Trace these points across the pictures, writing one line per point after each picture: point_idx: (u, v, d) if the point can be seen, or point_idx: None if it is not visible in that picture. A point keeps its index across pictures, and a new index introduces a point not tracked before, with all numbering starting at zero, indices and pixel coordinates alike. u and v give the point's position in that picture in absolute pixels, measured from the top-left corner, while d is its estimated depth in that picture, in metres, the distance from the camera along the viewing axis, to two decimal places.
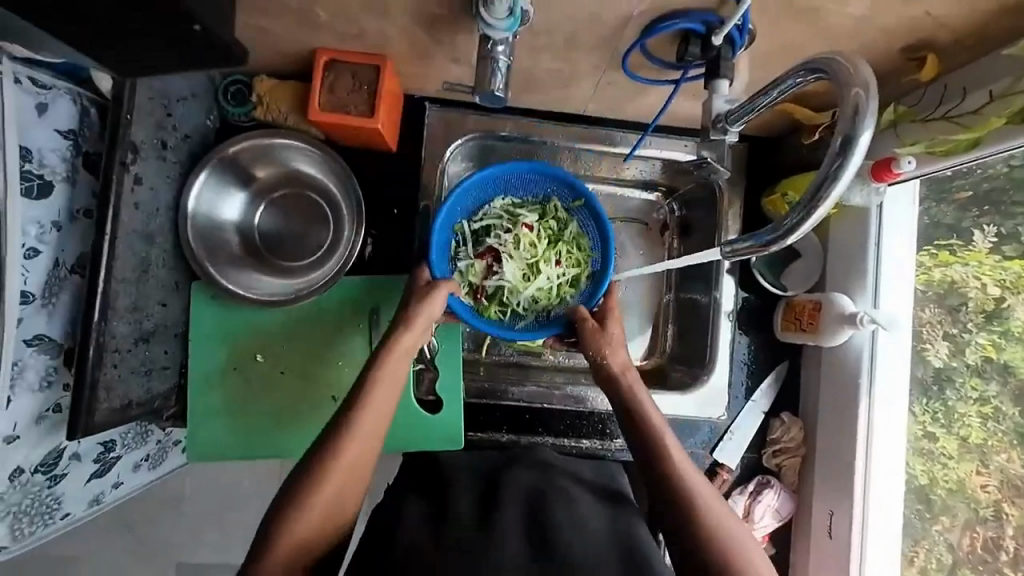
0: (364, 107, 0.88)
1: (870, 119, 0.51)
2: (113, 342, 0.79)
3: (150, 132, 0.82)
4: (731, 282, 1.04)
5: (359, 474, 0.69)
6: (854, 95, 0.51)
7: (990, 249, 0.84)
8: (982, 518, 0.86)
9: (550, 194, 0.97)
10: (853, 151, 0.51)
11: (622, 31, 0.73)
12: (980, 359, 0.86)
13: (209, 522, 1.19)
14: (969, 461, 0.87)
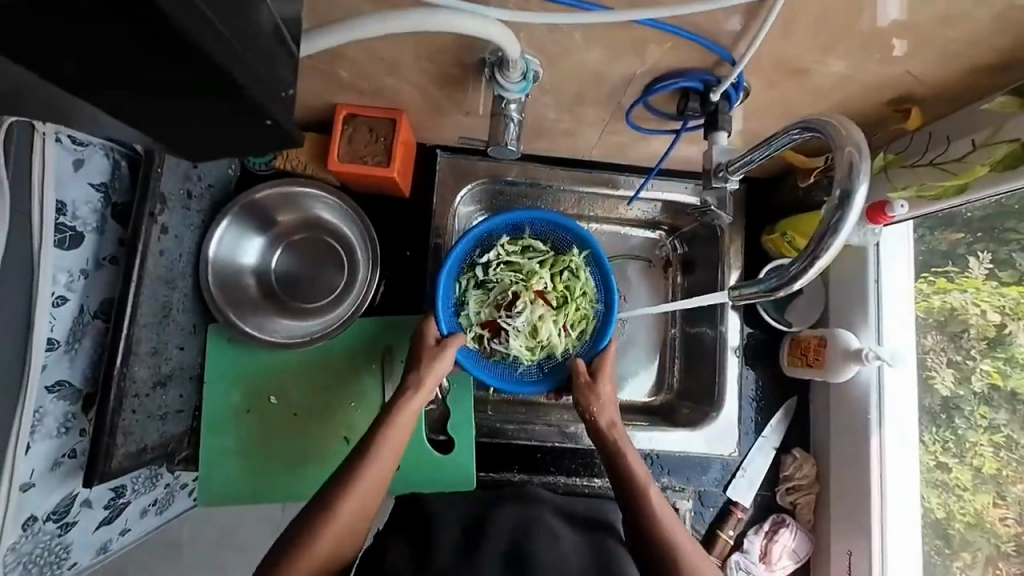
0: (380, 157, 0.93)
1: (865, 176, 0.54)
2: (134, 387, 0.81)
3: (177, 184, 0.87)
4: (736, 318, 1.06)
5: (369, 503, 0.75)
6: (847, 153, 0.55)
7: (986, 275, 0.86)
8: (1005, 554, 0.85)
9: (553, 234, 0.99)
10: (851, 205, 0.55)
11: (626, 88, 0.78)
12: (987, 386, 0.87)
13: (212, 568, 1.17)
14: (986, 493, 0.87)
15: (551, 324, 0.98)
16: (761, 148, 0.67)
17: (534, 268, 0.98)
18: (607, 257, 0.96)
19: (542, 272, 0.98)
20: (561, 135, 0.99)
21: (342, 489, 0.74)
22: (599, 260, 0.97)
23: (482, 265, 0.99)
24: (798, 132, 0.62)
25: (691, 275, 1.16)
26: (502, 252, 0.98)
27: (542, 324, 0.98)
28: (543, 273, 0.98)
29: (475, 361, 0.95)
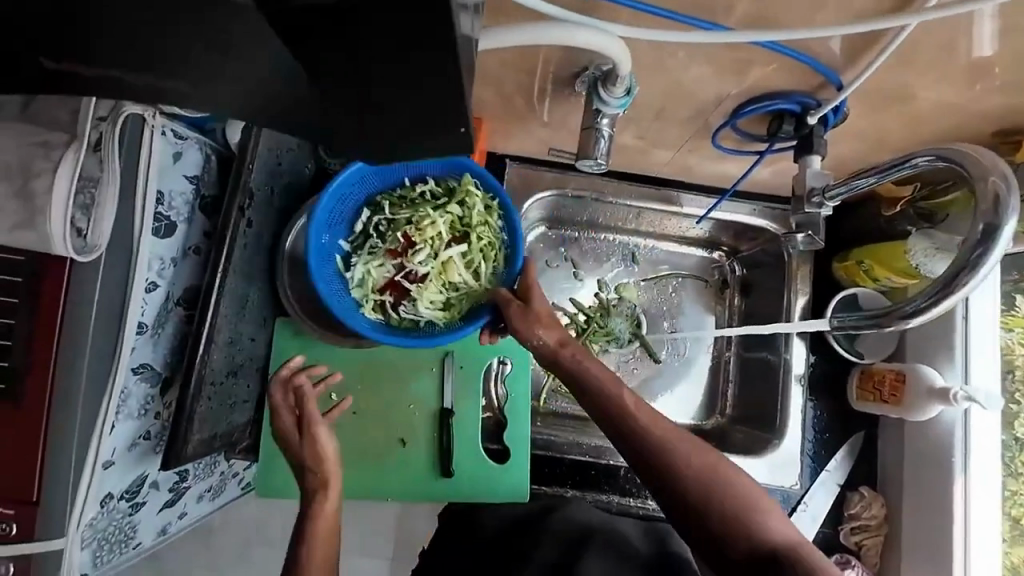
0: (458, 164, 0.95)
1: (1012, 209, 0.55)
2: (210, 374, 0.82)
3: (263, 180, 0.89)
4: (802, 346, 1.04)
5: (332, 538, 0.82)
6: (992, 184, 0.56)
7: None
8: None
9: (438, 179, 0.96)
10: (995, 241, 0.56)
11: (717, 106, 0.77)
12: None
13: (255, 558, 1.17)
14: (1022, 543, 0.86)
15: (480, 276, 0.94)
16: (881, 172, 0.68)
17: (418, 211, 0.94)
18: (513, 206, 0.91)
19: (427, 210, 0.93)
20: (633, 151, 1.00)
21: (307, 530, 0.81)
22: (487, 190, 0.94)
23: (365, 229, 0.96)
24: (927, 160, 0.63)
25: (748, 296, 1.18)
26: (371, 210, 0.96)
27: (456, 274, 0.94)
28: (434, 211, 0.94)
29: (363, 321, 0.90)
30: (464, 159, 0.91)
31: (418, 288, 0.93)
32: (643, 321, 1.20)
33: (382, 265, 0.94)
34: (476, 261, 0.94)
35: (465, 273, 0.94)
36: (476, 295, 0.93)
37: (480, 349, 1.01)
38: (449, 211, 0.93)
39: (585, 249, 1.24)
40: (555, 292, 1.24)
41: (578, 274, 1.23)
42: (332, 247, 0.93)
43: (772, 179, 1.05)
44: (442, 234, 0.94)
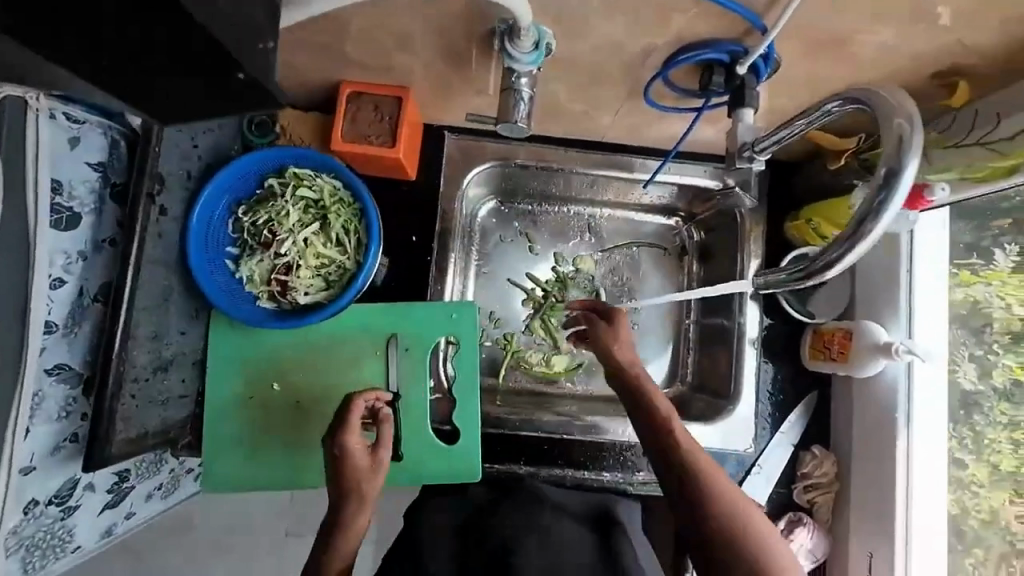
0: (386, 137, 0.89)
1: (916, 151, 0.51)
2: (132, 372, 0.79)
3: (175, 164, 0.84)
4: (755, 310, 1.02)
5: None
6: (898, 125, 0.52)
7: (1011, 268, 0.85)
8: (1018, 550, 0.85)
9: (266, 177, 0.92)
10: (897, 185, 0.51)
11: (645, 60, 0.73)
12: (1009, 381, 0.87)
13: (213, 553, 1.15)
14: (1003, 489, 0.86)
15: (358, 235, 0.91)
16: (801, 120, 0.64)
17: (273, 205, 0.90)
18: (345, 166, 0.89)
19: (281, 203, 0.90)
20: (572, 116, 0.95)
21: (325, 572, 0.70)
22: (318, 169, 0.91)
23: (242, 230, 0.92)
24: (844, 102, 0.59)
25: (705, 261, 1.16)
26: (243, 214, 0.92)
27: (339, 244, 0.91)
28: (287, 201, 0.90)
29: (253, 315, 0.88)
30: (311, 152, 0.89)
31: (293, 278, 0.89)
32: (602, 291, 1.19)
33: (263, 259, 0.90)
34: (337, 237, 0.91)
35: (347, 239, 0.91)
36: (359, 254, 0.90)
37: (426, 330, 0.98)
38: (258, 212, 0.91)
39: (540, 222, 1.21)
40: (510, 268, 1.21)
41: (533, 249, 1.21)
42: (218, 250, 0.91)
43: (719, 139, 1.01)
44: (302, 219, 0.90)
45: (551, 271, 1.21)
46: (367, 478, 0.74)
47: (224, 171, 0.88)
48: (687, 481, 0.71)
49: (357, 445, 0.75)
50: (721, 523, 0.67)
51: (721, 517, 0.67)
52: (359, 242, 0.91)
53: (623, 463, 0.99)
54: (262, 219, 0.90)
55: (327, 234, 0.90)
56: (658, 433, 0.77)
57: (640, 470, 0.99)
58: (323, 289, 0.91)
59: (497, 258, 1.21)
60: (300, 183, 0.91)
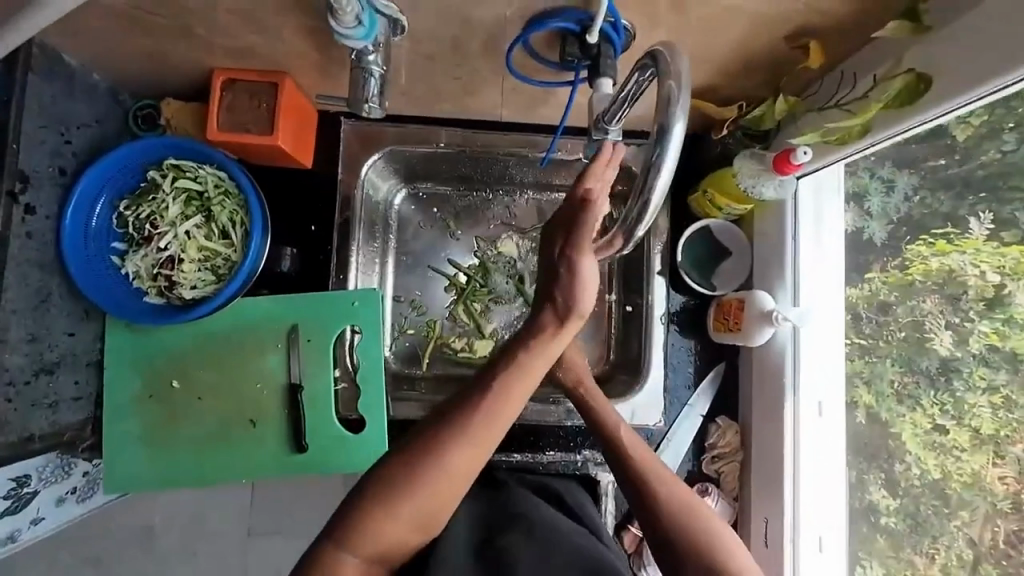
0: (263, 123, 0.87)
1: (682, 110, 0.53)
2: (5, 375, 0.77)
3: (44, 161, 0.82)
4: (663, 283, 1.00)
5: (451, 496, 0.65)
6: (668, 88, 0.54)
7: (987, 236, 0.70)
8: (1002, 511, 0.70)
9: (146, 170, 0.90)
10: (667, 140, 0.54)
11: (503, 34, 0.72)
12: (984, 348, 0.72)
13: None
14: (985, 452, 0.72)
15: (245, 227, 0.91)
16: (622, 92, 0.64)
17: (154, 199, 0.89)
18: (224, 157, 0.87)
19: (161, 196, 0.89)
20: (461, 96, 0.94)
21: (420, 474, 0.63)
22: (197, 160, 0.90)
23: (125, 226, 0.91)
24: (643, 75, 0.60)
25: None
26: (124, 210, 0.90)
27: (225, 237, 0.90)
28: (168, 194, 0.89)
29: (139, 312, 0.87)
30: (186, 142, 0.87)
31: (177, 273, 0.88)
32: (525, 276, 1.20)
33: (146, 255, 0.89)
34: (222, 229, 0.90)
35: (233, 231, 0.90)
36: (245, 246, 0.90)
37: (328, 320, 0.97)
38: (139, 206, 0.89)
39: (459, 207, 1.21)
40: (430, 254, 1.20)
41: (452, 233, 1.20)
42: (101, 247, 0.89)
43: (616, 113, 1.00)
44: (185, 212, 0.89)
45: (472, 257, 1.20)
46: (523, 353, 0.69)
47: (98, 166, 0.86)
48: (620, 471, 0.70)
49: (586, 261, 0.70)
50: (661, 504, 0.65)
51: (656, 506, 0.65)
52: (245, 234, 0.91)
53: (530, 443, 1.03)
54: (145, 213, 0.89)
55: (212, 227, 0.90)
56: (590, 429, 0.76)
57: (547, 449, 1.02)
58: (209, 283, 0.90)
59: (417, 244, 1.20)
60: (180, 175, 0.89)
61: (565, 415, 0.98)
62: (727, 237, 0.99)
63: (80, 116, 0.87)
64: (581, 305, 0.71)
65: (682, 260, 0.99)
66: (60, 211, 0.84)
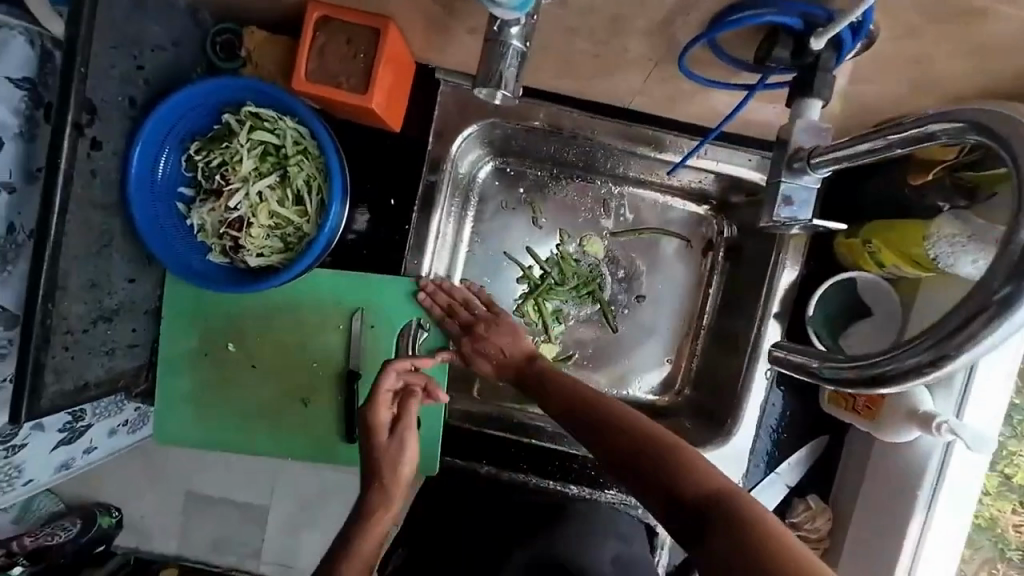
0: (358, 81, 0.74)
1: None
2: (64, 324, 0.72)
3: (114, 90, 0.72)
4: (778, 329, 0.89)
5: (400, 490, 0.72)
6: None
7: None
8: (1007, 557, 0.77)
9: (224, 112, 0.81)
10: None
11: (682, 17, 0.54)
12: None
13: (198, 479, 1.21)
14: (1008, 499, 0.75)
15: (321, 196, 0.81)
16: (888, 139, 0.49)
17: (228, 147, 0.80)
18: (310, 113, 0.76)
19: (236, 146, 0.79)
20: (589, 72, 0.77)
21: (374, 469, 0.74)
22: (278, 110, 0.79)
23: (195, 172, 0.82)
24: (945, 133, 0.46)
25: (734, 259, 1.03)
26: (195, 154, 0.81)
27: (299, 203, 0.81)
28: (244, 144, 0.79)
29: (202, 271, 0.81)
30: (267, 89, 0.75)
31: (245, 236, 0.80)
32: (607, 281, 1.06)
33: (214, 209, 0.81)
34: (297, 194, 0.81)
35: (308, 198, 0.81)
36: (319, 218, 0.81)
37: (395, 308, 0.88)
38: (213, 153, 0.81)
39: (550, 193, 1.05)
40: (508, 240, 1.05)
41: (537, 222, 1.05)
42: (167, 192, 0.81)
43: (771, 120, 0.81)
44: (259, 168, 0.80)
45: (554, 250, 1.05)
46: (393, 464, 0.73)
47: (174, 101, 0.76)
48: (652, 469, 0.65)
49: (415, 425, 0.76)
50: (715, 503, 0.58)
51: (671, 474, 0.63)
52: (320, 204, 0.81)
53: (591, 478, 0.91)
54: (219, 162, 0.81)
55: (287, 190, 0.81)
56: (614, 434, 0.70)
57: (608, 488, 0.91)
58: (277, 251, 0.82)
59: (496, 227, 1.05)
60: (258, 125, 0.79)
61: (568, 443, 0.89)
62: (874, 295, 0.83)
63: (156, 39, 0.75)
64: (406, 415, 0.76)
65: (813, 316, 0.84)
66: (127, 148, 0.75)
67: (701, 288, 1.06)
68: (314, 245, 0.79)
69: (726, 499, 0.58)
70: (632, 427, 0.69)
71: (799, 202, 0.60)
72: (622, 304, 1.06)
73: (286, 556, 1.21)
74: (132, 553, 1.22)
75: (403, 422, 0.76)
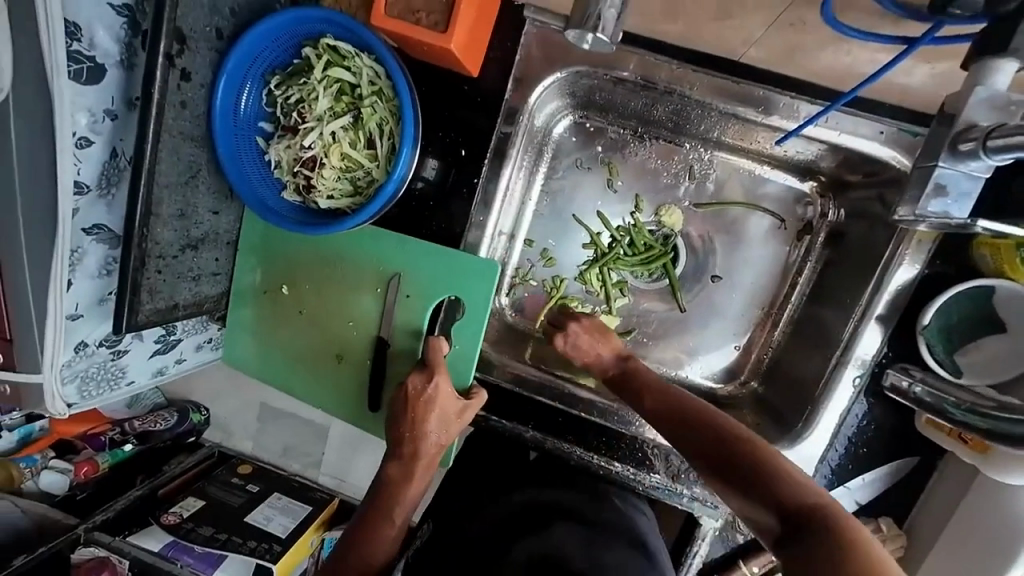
0: (439, 17, 0.69)
1: None
2: (157, 249, 0.77)
3: (202, 19, 0.72)
4: (880, 333, 0.78)
5: (427, 470, 0.81)
6: None
7: None
8: None
9: (304, 46, 0.80)
10: None
11: None
12: None
13: (268, 396, 1.33)
14: None
15: (393, 140, 0.79)
16: None
17: (306, 83, 0.79)
18: (387, 49, 0.72)
19: (312, 82, 0.78)
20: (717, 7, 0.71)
21: (404, 446, 0.81)
22: (357, 47, 0.77)
23: (276, 107, 0.83)
24: None
25: (834, 247, 0.90)
26: (276, 89, 0.81)
27: (371, 146, 0.80)
28: (319, 80, 0.78)
29: (277, 208, 0.83)
30: (348, 21, 0.72)
31: (318, 176, 0.80)
32: (680, 256, 0.97)
33: (291, 147, 0.81)
34: (369, 138, 0.79)
35: (379, 142, 0.79)
36: (389, 164, 0.80)
37: (438, 272, 0.86)
38: (291, 88, 0.80)
39: (631, 154, 0.96)
40: (578, 201, 0.99)
41: (612, 186, 0.97)
42: (248, 126, 0.82)
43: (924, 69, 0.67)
44: (334, 107, 0.79)
45: (627, 218, 0.98)
46: (419, 430, 0.80)
47: (257, 30, 0.74)
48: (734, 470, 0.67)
49: (461, 410, 0.82)
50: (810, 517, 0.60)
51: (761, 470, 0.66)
52: (389, 149, 0.80)
53: (639, 459, 0.88)
54: (296, 98, 0.80)
55: (360, 132, 0.79)
56: (696, 432, 0.73)
57: (656, 472, 0.88)
58: (346, 195, 0.82)
59: (569, 187, 0.99)
60: (335, 61, 0.77)
61: (622, 425, 0.89)
62: (1013, 308, 0.70)
63: None
64: (436, 396, 0.80)
65: (927, 326, 0.73)
66: (214, 80, 0.76)
67: (788, 273, 0.95)
68: (383, 191, 0.77)
69: (821, 514, 0.60)
70: (718, 426, 0.71)
71: (956, 194, 0.57)
72: (695, 283, 0.97)
73: (341, 469, 1.31)
74: (216, 447, 1.38)
75: (426, 406, 0.80)
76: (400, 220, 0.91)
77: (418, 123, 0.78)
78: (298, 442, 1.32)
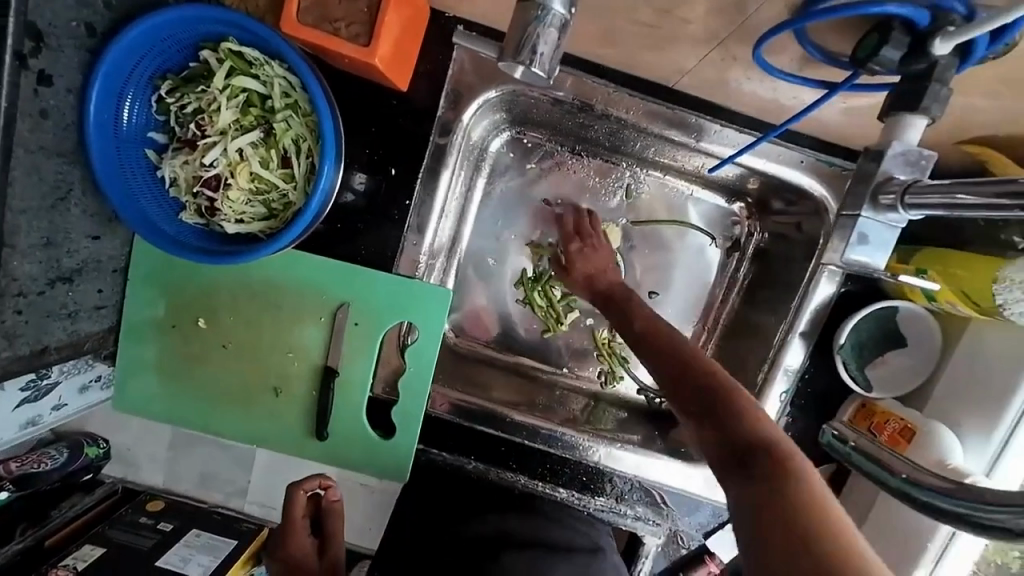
0: (360, 31, 0.63)
1: None
2: (14, 286, 0.63)
3: (66, 11, 0.59)
4: (802, 348, 0.82)
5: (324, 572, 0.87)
6: None
7: None
8: None
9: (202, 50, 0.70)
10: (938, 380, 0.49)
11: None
12: None
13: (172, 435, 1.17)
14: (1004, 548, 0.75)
15: (311, 157, 0.72)
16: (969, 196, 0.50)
17: (205, 92, 0.70)
18: (302, 58, 0.64)
19: (212, 90, 0.69)
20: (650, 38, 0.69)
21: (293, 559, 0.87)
22: (265, 53, 0.68)
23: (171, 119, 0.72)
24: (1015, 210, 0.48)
25: (760, 265, 0.94)
26: (169, 98, 0.71)
27: (285, 163, 0.72)
28: (221, 89, 0.69)
29: (173, 233, 0.72)
30: (251, 25, 0.63)
31: (223, 197, 0.71)
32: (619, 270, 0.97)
33: (190, 163, 0.71)
34: (284, 154, 0.71)
35: (296, 158, 0.71)
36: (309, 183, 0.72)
37: (382, 297, 0.82)
38: (187, 96, 0.70)
39: (569, 171, 0.95)
40: (517, 219, 0.95)
41: (550, 203, 0.95)
42: (134, 139, 0.71)
43: (837, 108, 0.71)
44: (239, 119, 0.70)
45: None
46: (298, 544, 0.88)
47: (142, 27, 0.63)
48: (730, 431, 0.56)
49: (335, 531, 0.91)
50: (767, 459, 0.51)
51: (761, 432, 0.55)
52: (308, 166, 0.72)
53: (582, 483, 0.88)
54: (193, 107, 0.71)
55: (272, 147, 0.71)
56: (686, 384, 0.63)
57: (599, 495, 0.88)
58: (259, 217, 0.73)
59: (508, 203, 0.95)
60: (240, 69, 0.68)
61: (565, 451, 0.86)
62: (914, 328, 0.79)
63: None
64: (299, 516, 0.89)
65: (845, 345, 0.79)
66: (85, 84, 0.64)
67: (719, 288, 0.98)
68: (300, 215, 0.69)
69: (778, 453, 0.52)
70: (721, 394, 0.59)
71: (875, 241, 0.60)
72: None
73: (268, 496, 1.12)
74: (120, 482, 1.14)
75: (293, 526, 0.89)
76: (324, 243, 0.83)
77: (340, 139, 0.71)
78: (216, 470, 1.13)
